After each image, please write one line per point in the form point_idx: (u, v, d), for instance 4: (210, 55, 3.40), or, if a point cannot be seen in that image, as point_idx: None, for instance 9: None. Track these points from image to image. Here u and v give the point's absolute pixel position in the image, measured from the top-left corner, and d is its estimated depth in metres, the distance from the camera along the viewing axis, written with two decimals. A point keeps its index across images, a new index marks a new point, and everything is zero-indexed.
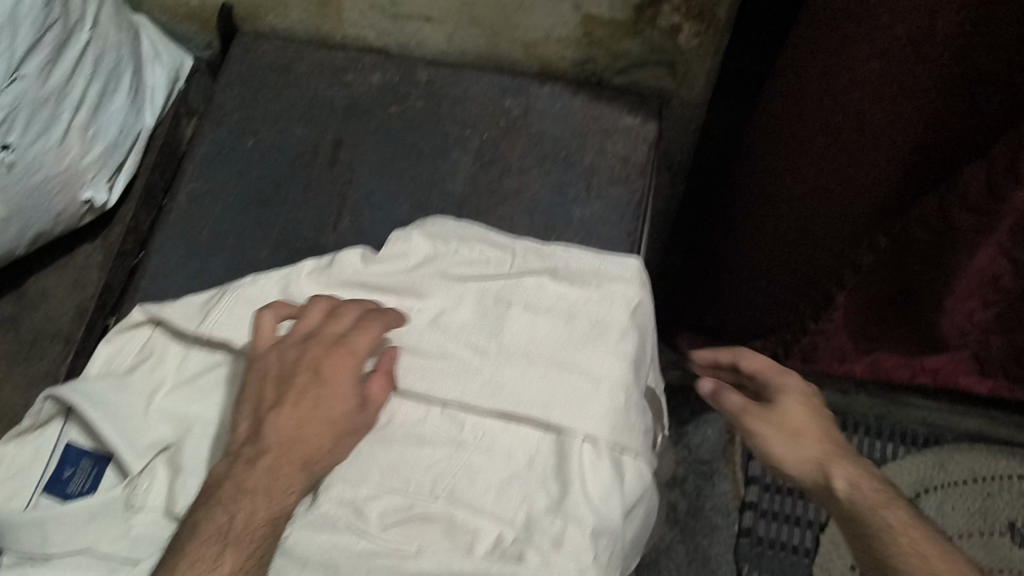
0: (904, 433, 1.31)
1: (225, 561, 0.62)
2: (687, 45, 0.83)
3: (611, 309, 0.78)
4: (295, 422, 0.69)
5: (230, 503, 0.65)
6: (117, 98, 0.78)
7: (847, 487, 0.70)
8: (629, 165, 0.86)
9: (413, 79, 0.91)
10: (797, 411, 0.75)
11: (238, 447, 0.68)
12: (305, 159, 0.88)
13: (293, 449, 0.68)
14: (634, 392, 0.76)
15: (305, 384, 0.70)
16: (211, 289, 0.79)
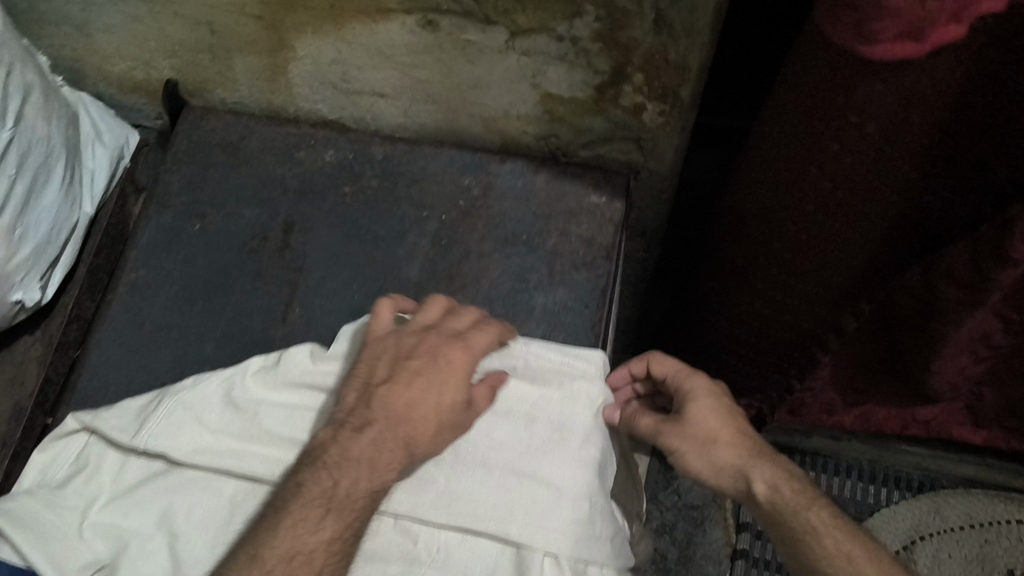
0: (898, 477, 1.32)
1: (324, 528, 0.61)
2: (652, 123, 0.79)
3: (573, 411, 0.73)
4: (406, 401, 0.67)
5: (336, 469, 0.63)
6: (47, 194, 0.75)
7: (767, 490, 0.72)
8: (594, 248, 0.81)
9: (368, 156, 0.86)
10: (709, 416, 0.74)
11: (343, 417, 0.67)
12: (254, 245, 0.83)
13: (411, 423, 0.67)
14: (600, 500, 0.71)
15: (426, 368, 0.68)
16: (154, 393, 0.76)
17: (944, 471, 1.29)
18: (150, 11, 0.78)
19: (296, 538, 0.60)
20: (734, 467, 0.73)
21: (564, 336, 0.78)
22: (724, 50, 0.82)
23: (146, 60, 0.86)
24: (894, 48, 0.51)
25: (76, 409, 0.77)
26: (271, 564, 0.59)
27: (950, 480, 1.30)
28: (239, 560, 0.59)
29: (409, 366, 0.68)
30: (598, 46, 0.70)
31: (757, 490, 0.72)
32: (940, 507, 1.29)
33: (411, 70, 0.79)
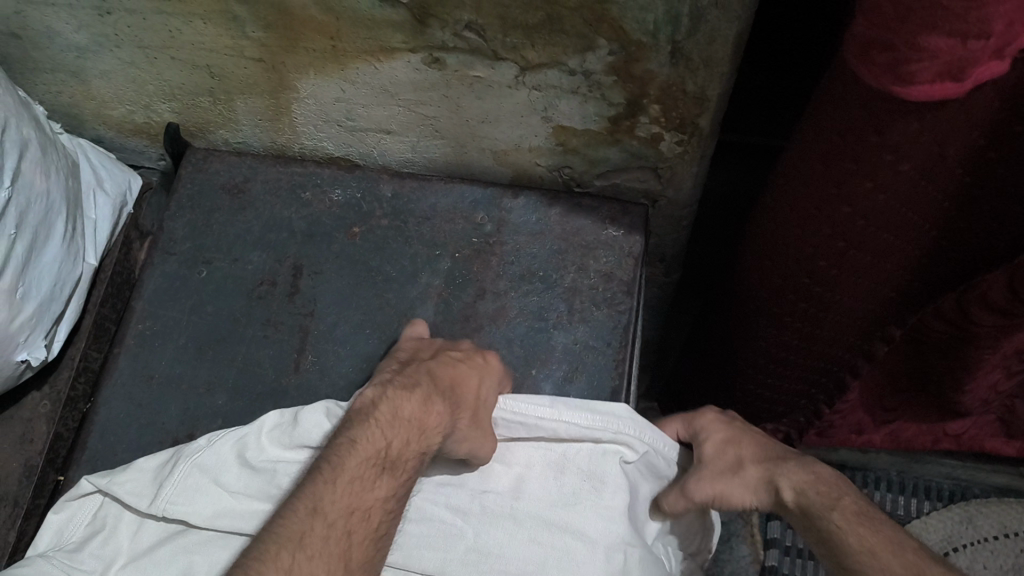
0: (928, 486, 1.28)
1: (380, 485, 0.61)
2: (670, 152, 0.76)
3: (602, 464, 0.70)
4: (451, 375, 0.67)
5: (389, 426, 0.63)
6: (48, 249, 0.72)
7: (794, 496, 0.63)
8: (613, 282, 0.78)
9: (377, 194, 0.84)
10: (723, 446, 0.68)
11: (390, 378, 0.67)
12: (263, 290, 0.80)
13: (456, 399, 0.67)
14: (637, 551, 0.68)
15: (467, 357, 0.70)
16: (166, 452, 0.72)
17: (976, 480, 1.25)
18: (147, 56, 0.77)
19: (354, 496, 0.59)
20: (758, 481, 0.65)
21: (585, 380, 0.74)
22: (742, 67, 0.77)
23: (146, 103, 0.84)
24: (934, 88, 0.48)
25: (90, 471, 0.73)
26: (333, 517, 0.57)
27: (982, 490, 1.26)
28: (297, 513, 0.56)
29: (450, 355, 0.69)
30: (613, 79, 0.67)
31: (783, 499, 0.63)
32: (972, 516, 1.25)
33: (417, 106, 0.77)
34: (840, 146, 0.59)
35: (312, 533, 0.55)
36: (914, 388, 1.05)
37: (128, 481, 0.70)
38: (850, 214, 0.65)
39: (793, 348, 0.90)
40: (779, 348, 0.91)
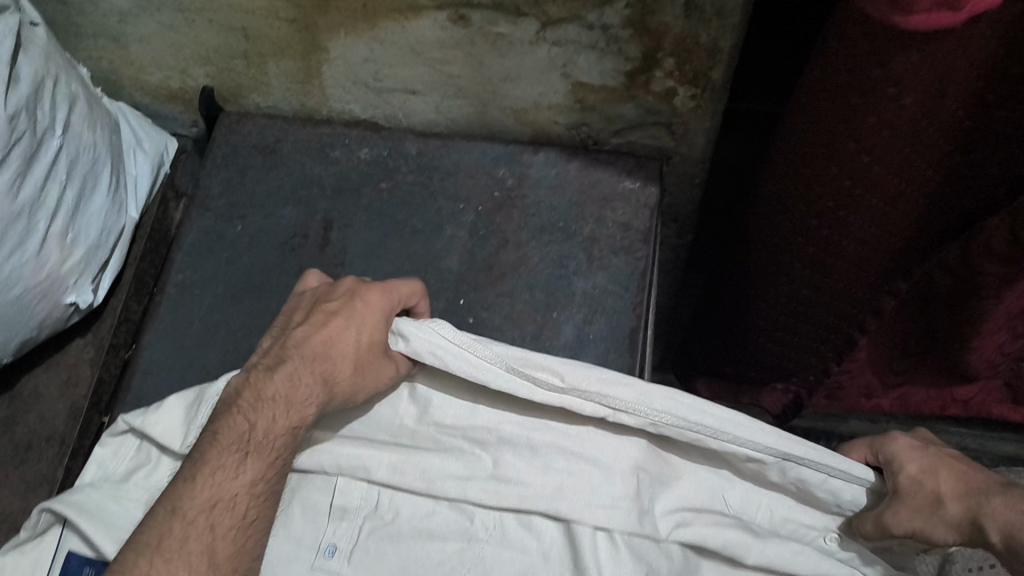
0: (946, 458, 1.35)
1: (245, 471, 0.61)
2: (684, 107, 0.79)
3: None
4: (322, 338, 0.67)
5: (252, 411, 0.62)
6: (95, 198, 0.76)
7: (1003, 537, 0.57)
8: (630, 232, 0.81)
9: (403, 153, 0.88)
10: (919, 476, 0.61)
11: (259, 358, 0.67)
12: (296, 243, 0.85)
13: (332, 362, 0.66)
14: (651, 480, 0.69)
15: (343, 309, 0.69)
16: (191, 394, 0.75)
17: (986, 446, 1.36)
18: (185, 20, 0.81)
19: (216, 486, 0.59)
20: (962, 519, 0.59)
21: (603, 321, 0.78)
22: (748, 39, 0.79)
23: (183, 69, 0.89)
24: (931, 19, 0.52)
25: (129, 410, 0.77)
26: (192, 513, 0.58)
27: None
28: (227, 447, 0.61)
29: (322, 316, 0.68)
30: (629, 32, 0.71)
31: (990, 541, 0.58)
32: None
33: (442, 66, 0.81)
34: (849, 82, 0.63)
35: (169, 537, 0.57)
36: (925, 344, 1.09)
37: (161, 422, 0.73)
38: (857, 151, 0.70)
39: (806, 301, 0.95)
40: (793, 299, 0.96)
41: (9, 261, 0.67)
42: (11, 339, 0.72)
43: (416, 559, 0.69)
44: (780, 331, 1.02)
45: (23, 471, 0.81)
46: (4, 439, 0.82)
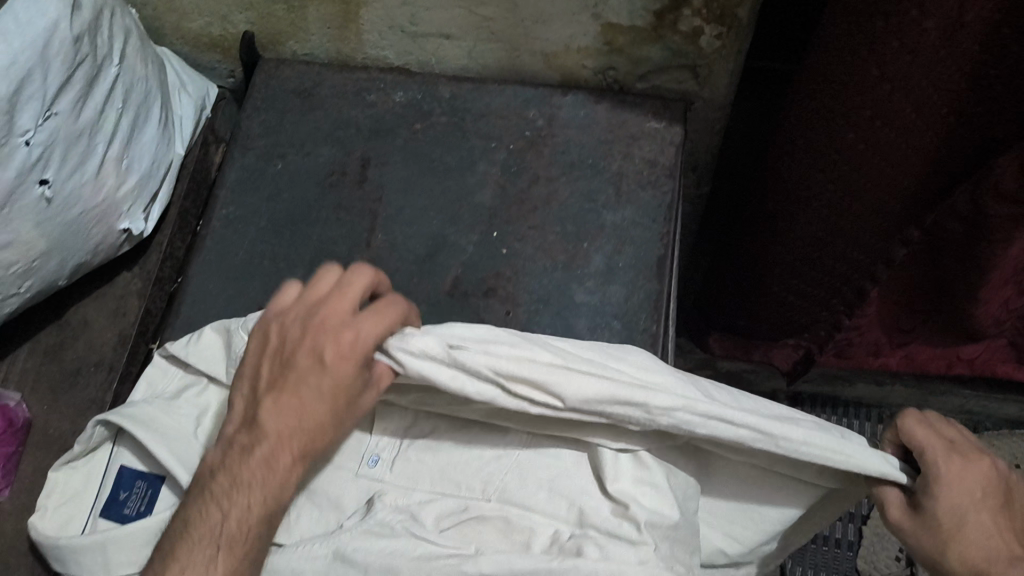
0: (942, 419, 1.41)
1: (217, 566, 0.58)
2: (709, 48, 0.83)
3: (651, 372, 0.62)
4: (291, 410, 0.59)
5: (225, 500, 0.59)
6: (147, 130, 0.79)
7: None
8: (656, 168, 0.85)
9: (436, 95, 0.91)
10: (955, 524, 0.55)
11: (232, 434, 0.61)
12: (335, 179, 0.88)
13: (307, 433, 0.59)
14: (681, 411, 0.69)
15: (308, 365, 0.59)
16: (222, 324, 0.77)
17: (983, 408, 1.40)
18: None
19: None
20: None
21: (632, 251, 0.81)
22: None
23: (224, 14, 0.92)
24: None
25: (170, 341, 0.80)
26: None
27: None
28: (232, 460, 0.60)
29: (286, 377, 0.60)
30: None
31: None
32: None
33: (477, 8, 0.84)
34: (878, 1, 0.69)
35: None
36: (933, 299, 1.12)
37: (201, 353, 0.76)
38: (880, 77, 0.74)
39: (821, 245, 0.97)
40: (807, 243, 0.98)
41: (70, 181, 0.70)
42: (68, 260, 0.75)
43: (455, 465, 0.71)
44: (794, 278, 1.05)
45: (72, 394, 0.85)
46: (56, 364, 0.86)
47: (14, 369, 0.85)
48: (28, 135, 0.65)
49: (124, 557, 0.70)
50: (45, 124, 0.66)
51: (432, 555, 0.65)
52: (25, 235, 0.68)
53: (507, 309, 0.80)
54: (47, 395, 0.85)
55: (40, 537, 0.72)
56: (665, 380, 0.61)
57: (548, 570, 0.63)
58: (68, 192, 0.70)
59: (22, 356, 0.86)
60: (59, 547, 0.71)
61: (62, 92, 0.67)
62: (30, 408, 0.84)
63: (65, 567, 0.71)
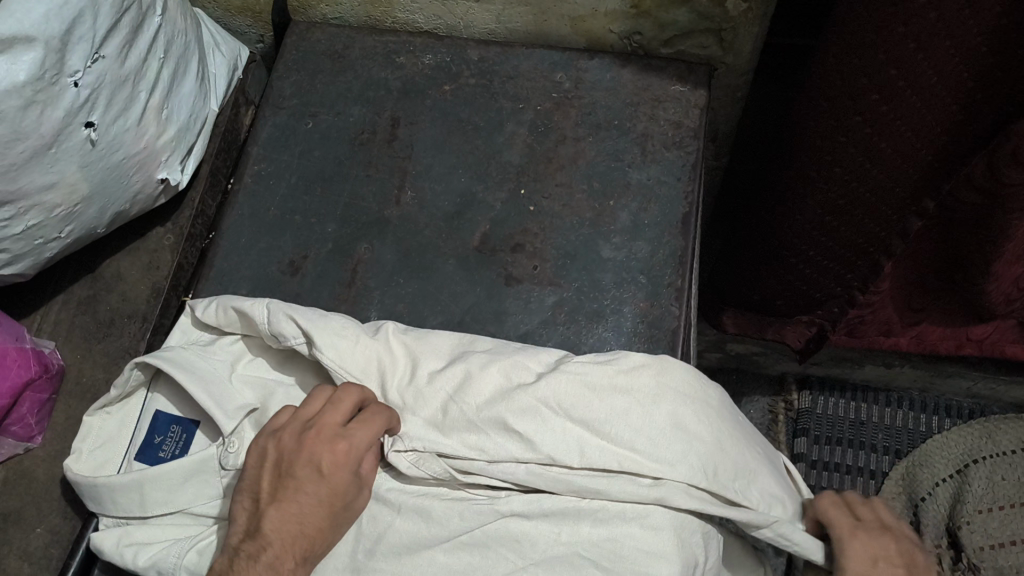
0: (949, 405, 1.37)
1: None
2: (735, 11, 0.84)
3: (662, 437, 0.67)
4: (295, 515, 0.64)
5: None
6: (185, 84, 0.80)
7: None
8: (681, 130, 0.86)
9: (465, 58, 0.93)
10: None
11: (238, 543, 0.63)
12: (364, 138, 0.90)
13: (311, 535, 0.63)
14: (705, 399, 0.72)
15: (310, 472, 0.65)
16: (244, 302, 0.75)
17: (995, 398, 1.35)
18: None
19: None
20: None
21: (657, 208, 0.83)
22: None
23: None
24: None
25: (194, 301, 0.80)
26: None
27: (1001, 407, 1.36)
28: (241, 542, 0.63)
29: (286, 483, 0.65)
30: None
31: None
32: (992, 432, 1.33)
33: None
34: None
35: None
36: (937, 288, 1.12)
37: (230, 321, 0.76)
38: (905, 35, 0.74)
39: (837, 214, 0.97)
40: (823, 212, 0.98)
41: (115, 126, 0.71)
42: (109, 209, 0.76)
43: None
44: (808, 248, 1.05)
45: (106, 344, 0.86)
46: (90, 314, 0.87)
47: (48, 319, 0.87)
48: (77, 76, 0.66)
49: (162, 498, 0.70)
50: (93, 67, 0.67)
51: (465, 497, 0.68)
52: (70, 177, 0.70)
53: (535, 264, 0.81)
54: (80, 344, 0.86)
55: (75, 477, 0.72)
56: (679, 449, 0.67)
57: (577, 510, 0.66)
58: (112, 136, 0.71)
59: (56, 307, 0.87)
60: (95, 486, 0.71)
61: (109, 36, 0.68)
62: (64, 357, 0.85)
63: (101, 507, 0.72)
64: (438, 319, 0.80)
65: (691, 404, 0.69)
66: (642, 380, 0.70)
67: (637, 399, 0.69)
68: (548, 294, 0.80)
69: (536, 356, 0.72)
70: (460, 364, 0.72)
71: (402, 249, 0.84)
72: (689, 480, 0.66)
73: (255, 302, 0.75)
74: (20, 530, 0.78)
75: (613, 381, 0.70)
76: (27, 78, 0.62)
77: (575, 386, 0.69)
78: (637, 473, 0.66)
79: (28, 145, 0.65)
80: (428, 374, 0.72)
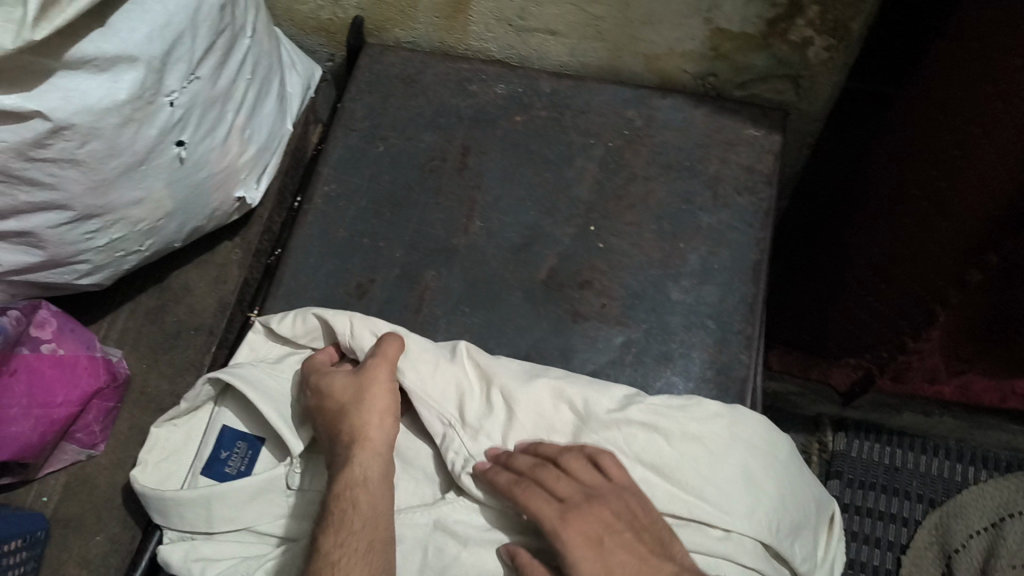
0: (985, 456, 1.29)
1: None
2: (816, 59, 0.85)
3: (733, 492, 0.67)
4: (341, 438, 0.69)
5: None
6: (267, 104, 0.82)
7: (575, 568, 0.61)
8: (754, 174, 0.86)
9: (537, 90, 0.93)
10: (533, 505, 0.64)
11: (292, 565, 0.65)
12: (434, 165, 0.91)
13: (357, 439, 0.68)
14: (778, 449, 0.71)
15: (320, 404, 0.71)
16: (326, 311, 0.77)
17: None
18: None
19: None
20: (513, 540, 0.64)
21: (728, 252, 0.83)
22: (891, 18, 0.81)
23: None
24: None
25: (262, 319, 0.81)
26: None
27: None
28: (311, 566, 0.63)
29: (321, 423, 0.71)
30: None
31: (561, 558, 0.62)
32: None
33: (588, 5, 0.86)
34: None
35: None
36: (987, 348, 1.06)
37: (308, 331, 0.78)
38: (996, 95, 0.70)
39: (890, 274, 0.93)
40: (883, 262, 0.94)
41: (202, 145, 0.72)
42: (188, 223, 0.78)
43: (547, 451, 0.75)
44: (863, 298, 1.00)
45: (172, 355, 0.87)
46: (157, 325, 0.88)
47: (114, 327, 0.88)
48: (173, 96, 0.67)
49: (228, 515, 0.71)
50: (189, 87, 0.68)
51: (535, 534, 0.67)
52: (156, 193, 0.71)
53: (602, 302, 0.81)
54: (145, 354, 0.87)
55: (142, 488, 0.73)
56: (748, 501, 0.67)
57: None
58: (199, 155, 0.72)
59: (123, 316, 0.89)
60: (162, 499, 0.72)
61: (205, 58, 0.69)
62: (129, 366, 0.87)
63: (165, 521, 0.73)
64: (504, 351, 0.81)
65: (760, 458, 0.69)
66: (716, 432, 0.70)
67: (707, 449, 0.69)
68: (615, 333, 0.80)
69: (608, 393, 0.72)
70: (541, 394, 0.73)
71: (468, 278, 0.84)
72: (759, 534, 0.66)
73: (337, 312, 0.77)
74: (80, 536, 0.80)
75: (685, 429, 0.70)
76: (127, 96, 0.63)
77: (647, 431, 0.70)
78: (705, 522, 0.66)
79: (122, 162, 0.66)
80: (506, 404, 0.73)
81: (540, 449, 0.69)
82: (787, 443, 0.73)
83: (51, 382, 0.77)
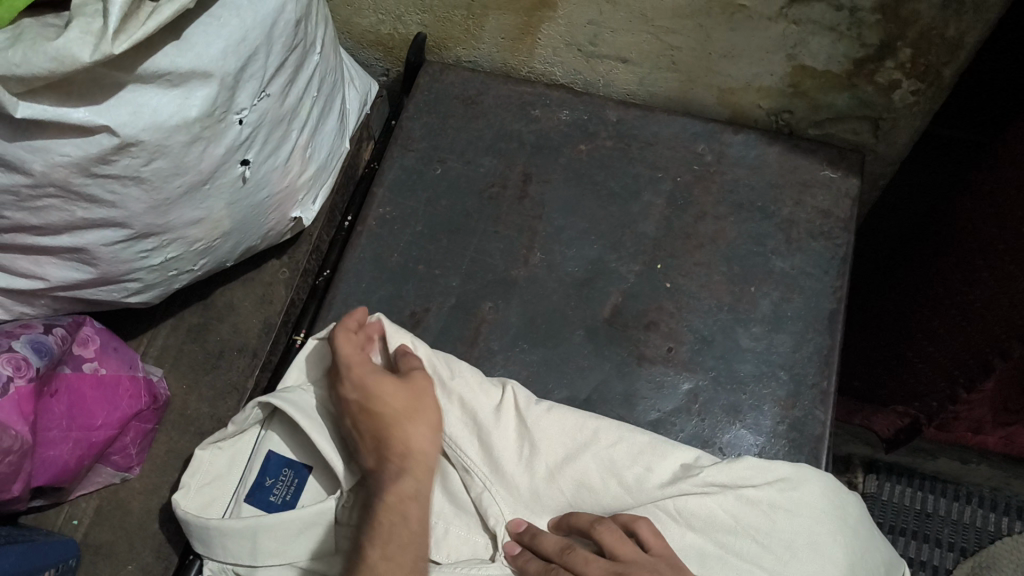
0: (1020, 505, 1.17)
1: None
2: (900, 102, 0.81)
3: (795, 559, 0.63)
4: (379, 439, 0.65)
5: None
6: (329, 121, 0.78)
7: None
8: (830, 219, 0.83)
9: (604, 118, 0.90)
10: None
11: None
12: (494, 191, 0.87)
13: (401, 446, 0.65)
14: (849, 508, 0.67)
15: (358, 395, 0.67)
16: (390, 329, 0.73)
17: None
18: None
19: None
20: None
21: (801, 301, 0.79)
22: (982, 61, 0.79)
23: (399, 15, 0.92)
24: None
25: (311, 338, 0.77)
26: None
27: None
28: None
29: (354, 413, 0.67)
30: (877, 18, 0.72)
31: None
32: None
33: (666, 35, 0.82)
34: None
35: None
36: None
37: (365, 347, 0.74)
38: None
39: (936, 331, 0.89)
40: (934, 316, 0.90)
41: (266, 164, 0.69)
42: (242, 242, 0.74)
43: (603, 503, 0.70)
44: (911, 352, 0.95)
45: (213, 377, 0.84)
46: (199, 344, 0.86)
47: (155, 344, 0.86)
48: (242, 113, 0.63)
49: (274, 549, 0.67)
50: (258, 105, 0.65)
51: None
52: (216, 213, 0.68)
53: (669, 345, 0.78)
54: (187, 374, 0.85)
55: (184, 516, 0.70)
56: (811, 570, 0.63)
57: None
58: (262, 175, 0.69)
59: (164, 332, 0.86)
60: (205, 528, 0.68)
61: (276, 75, 0.66)
62: (170, 385, 0.84)
63: (205, 551, 0.69)
64: (563, 393, 0.77)
65: (825, 524, 0.65)
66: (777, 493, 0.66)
67: (765, 514, 0.65)
68: (682, 379, 0.76)
69: (666, 456, 0.68)
70: (592, 453, 0.68)
71: (528, 313, 0.81)
72: None
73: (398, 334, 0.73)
74: (111, 564, 0.77)
75: (741, 492, 0.65)
76: (198, 114, 0.59)
77: (706, 497, 0.65)
78: None
79: (185, 181, 0.63)
80: (549, 465, 0.69)
81: (574, 523, 0.65)
82: (857, 500, 0.69)
83: (92, 404, 0.74)
